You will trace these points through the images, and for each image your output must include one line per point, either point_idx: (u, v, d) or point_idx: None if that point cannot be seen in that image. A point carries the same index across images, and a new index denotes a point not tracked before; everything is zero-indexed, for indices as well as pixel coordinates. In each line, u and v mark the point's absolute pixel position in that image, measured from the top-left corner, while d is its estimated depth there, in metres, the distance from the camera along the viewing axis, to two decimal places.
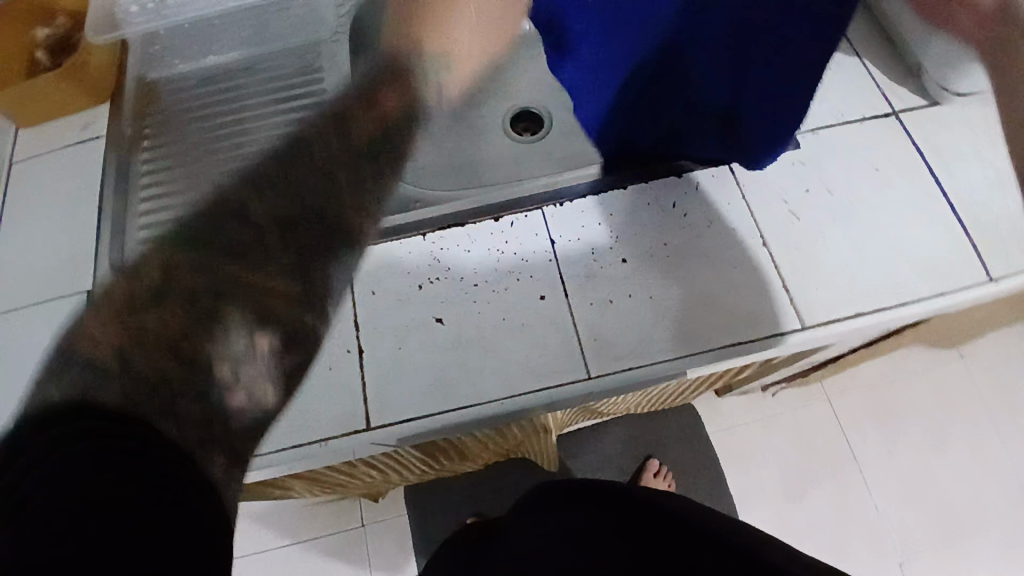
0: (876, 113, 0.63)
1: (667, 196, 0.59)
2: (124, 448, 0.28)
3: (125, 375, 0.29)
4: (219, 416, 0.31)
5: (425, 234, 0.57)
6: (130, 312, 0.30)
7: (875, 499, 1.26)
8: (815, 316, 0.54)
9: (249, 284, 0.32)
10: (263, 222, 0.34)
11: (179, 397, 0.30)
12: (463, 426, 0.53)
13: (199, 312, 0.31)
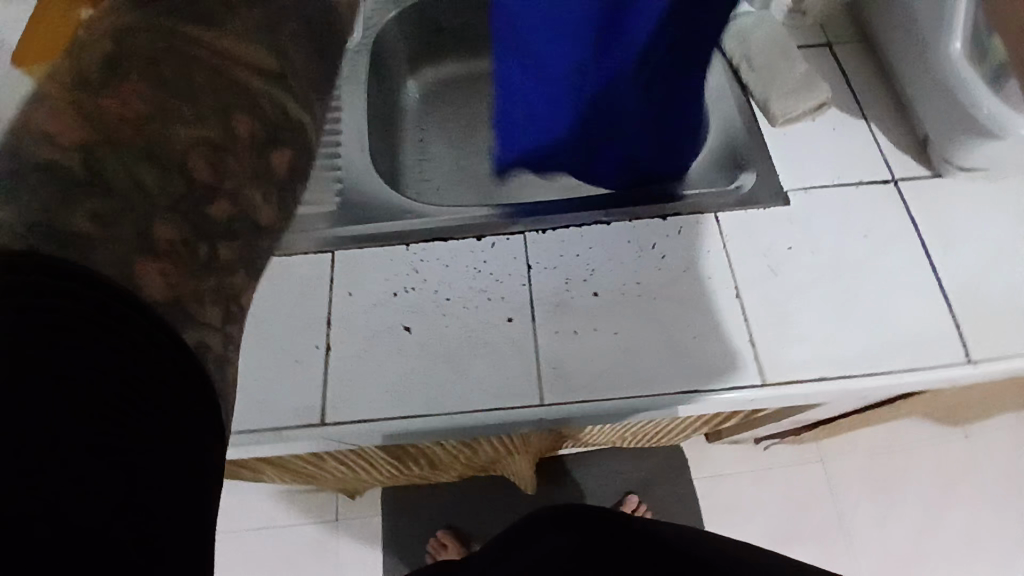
0: (876, 178, 0.62)
1: (648, 236, 0.59)
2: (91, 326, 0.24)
3: (102, 194, 0.27)
4: (207, 214, 0.30)
5: (408, 245, 0.59)
6: (103, 118, 0.28)
7: (858, 568, 1.23)
8: (778, 376, 0.54)
9: (226, 93, 0.31)
10: (191, 30, 0.32)
11: (157, 218, 0.28)
12: (414, 434, 0.54)
13: (180, 118, 0.30)
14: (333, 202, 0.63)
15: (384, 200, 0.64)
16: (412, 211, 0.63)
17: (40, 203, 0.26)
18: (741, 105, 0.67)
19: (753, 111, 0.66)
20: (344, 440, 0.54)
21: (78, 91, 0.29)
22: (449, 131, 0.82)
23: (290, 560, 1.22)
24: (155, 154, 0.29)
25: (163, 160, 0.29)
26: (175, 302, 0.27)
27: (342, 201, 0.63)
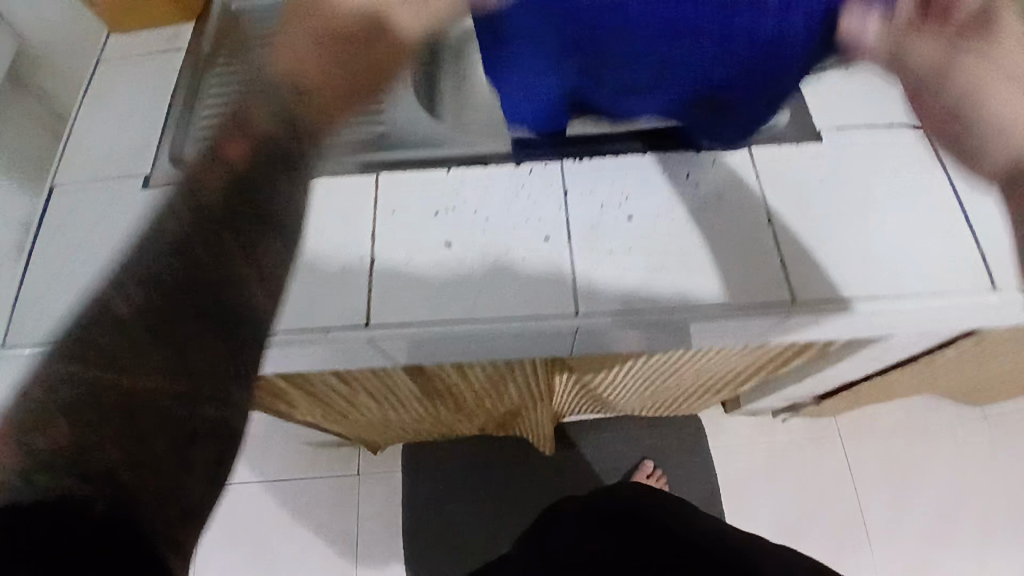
0: (905, 121, 0.63)
1: (682, 163, 0.61)
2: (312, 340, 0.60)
3: None
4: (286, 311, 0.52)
5: (450, 169, 0.61)
6: None
7: (873, 545, 1.23)
8: (807, 294, 0.56)
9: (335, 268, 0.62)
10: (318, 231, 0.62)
11: None
12: (453, 341, 0.57)
13: None
14: None
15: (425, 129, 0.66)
16: (453, 139, 0.64)
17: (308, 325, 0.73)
18: None
19: None
20: (387, 345, 0.57)
21: None
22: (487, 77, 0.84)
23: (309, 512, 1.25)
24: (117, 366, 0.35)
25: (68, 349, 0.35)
26: None
27: None
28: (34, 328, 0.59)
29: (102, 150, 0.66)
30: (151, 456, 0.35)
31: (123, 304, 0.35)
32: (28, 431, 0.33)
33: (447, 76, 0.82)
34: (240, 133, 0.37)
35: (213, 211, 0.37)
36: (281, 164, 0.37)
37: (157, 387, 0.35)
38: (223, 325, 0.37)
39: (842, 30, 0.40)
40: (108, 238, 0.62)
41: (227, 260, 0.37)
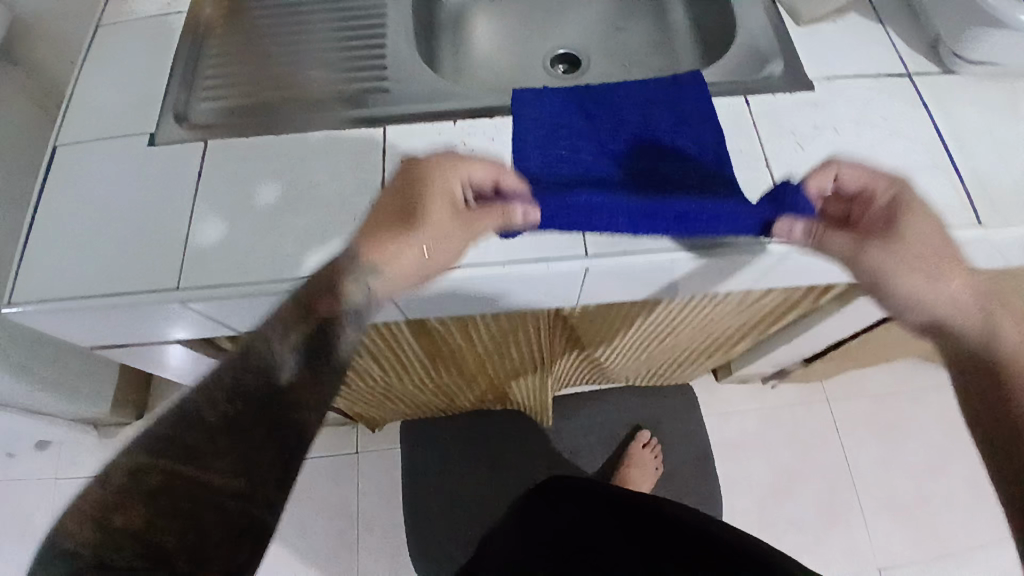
0: (891, 72, 0.66)
1: (680, 114, 0.64)
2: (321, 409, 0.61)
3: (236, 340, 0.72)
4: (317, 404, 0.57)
5: (456, 122, 0.64)
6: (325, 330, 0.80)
7: (862, 505, 1.26)
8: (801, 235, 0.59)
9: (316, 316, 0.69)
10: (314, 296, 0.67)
11: None
12: (466, 284, 0.59)
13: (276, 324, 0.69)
14: (387, 91, 0.68)
15: (429, 87, 0.68)
16: (455, 96, 0.67)
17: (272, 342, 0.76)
18: (767, 8, 0.71)
19: (778, 14, 0.70)
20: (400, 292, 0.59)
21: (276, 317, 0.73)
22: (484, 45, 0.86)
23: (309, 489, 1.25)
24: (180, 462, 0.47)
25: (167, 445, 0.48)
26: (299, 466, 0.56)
27: (392, 89, 0.68)
28: (41, 283, 0.59)
29: (104, 109, 0.66)
30: (212, 527, 0.47)
31: (209, 413, 0.49)
32: (118, 500, 0.46)
33: (445, 43, 0.83)
34: (330, 300, 0.54)
35: (291, 359, 0.53)
36: (350, 321, 0.55)
37: (226, 482, 0.48)
38: (277, 436, 0.50)
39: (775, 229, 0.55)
40: (113, 195, 0.62)
41: (292, 395, 0.52)
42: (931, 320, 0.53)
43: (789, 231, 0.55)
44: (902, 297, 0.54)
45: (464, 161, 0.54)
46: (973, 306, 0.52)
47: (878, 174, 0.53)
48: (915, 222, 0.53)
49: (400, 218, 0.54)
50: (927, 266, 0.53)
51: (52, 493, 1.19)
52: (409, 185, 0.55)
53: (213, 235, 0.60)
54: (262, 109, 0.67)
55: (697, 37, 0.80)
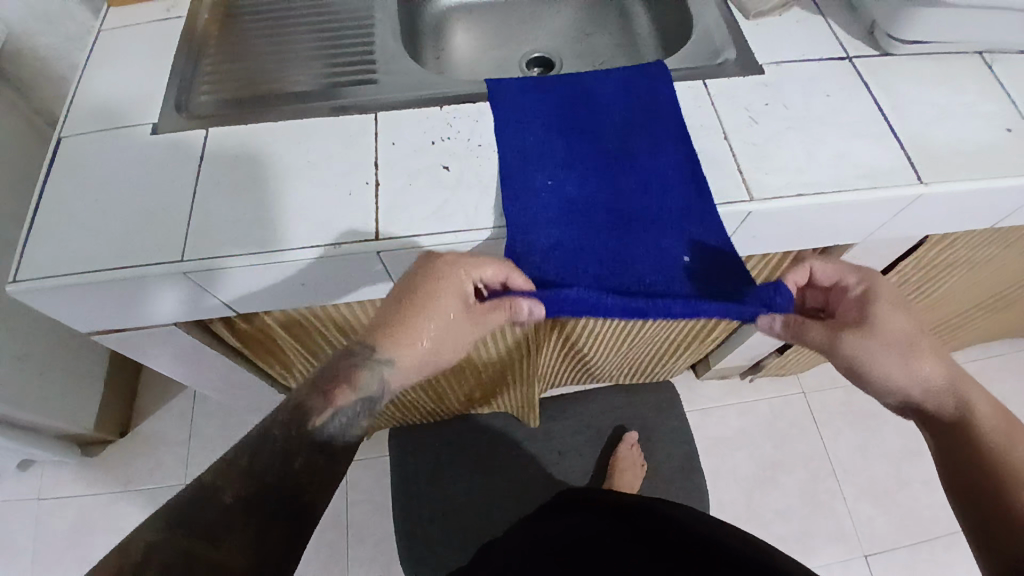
0: (833, 56, 0.73)
1: (646, 95, 0.70)
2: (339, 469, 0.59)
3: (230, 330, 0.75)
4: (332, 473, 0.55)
5: (442, 106, 0.69)
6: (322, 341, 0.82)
7: (845, 492, 1.30)
8: (772, 191, 0.63)
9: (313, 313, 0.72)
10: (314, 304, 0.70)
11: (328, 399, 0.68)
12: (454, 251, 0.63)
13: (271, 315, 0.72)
14: (376, 82, 0.74)
15: (414, 79, 0.74)
16: (439, 85, 0.73)
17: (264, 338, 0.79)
18: (720, 6, 0.79)
19: (730, 10, 0.78)
20: (390, 258, 0.63)
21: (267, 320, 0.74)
22: (464, 52, 0.93)
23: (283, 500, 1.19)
24: (192, 536, 0.47)
25: (180, 521, 0.48)
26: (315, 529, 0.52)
27: (381, 80, 0.74)
28: (42, 261, 0.61)
29: (107, 104, 0.70)
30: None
31: (225, 493, 0.49)
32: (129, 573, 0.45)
33: (428, 50, 0.90)
34: (346, 390, 0.55)
35: (308, 443, 0.53)
36: (362, 408, 0.56)
37: (238, 559, 0.47)
38: (287, 515, 0.50)
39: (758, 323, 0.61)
40: (116, 178, 0.65)
41: (309, 476, 0.52)
42: (908, 402, 0.59)
43: (770, 325, 0.61)
44: (880, 382, 0.58)
45: (473, 262, 0.57)
46: (943, 389, 0.56)
47: (848, 269, 0.60)
48: (885, 315, 0.57)
49: (410, 316, 0.56)
50: (901, 348, 0.57)
51: (32, 516, 1.17)
52: (416, 281, 0.57)
53: (213, 212, 0.63)
54: (257, 99, 0.71)
55: (659, 39, 0.88)
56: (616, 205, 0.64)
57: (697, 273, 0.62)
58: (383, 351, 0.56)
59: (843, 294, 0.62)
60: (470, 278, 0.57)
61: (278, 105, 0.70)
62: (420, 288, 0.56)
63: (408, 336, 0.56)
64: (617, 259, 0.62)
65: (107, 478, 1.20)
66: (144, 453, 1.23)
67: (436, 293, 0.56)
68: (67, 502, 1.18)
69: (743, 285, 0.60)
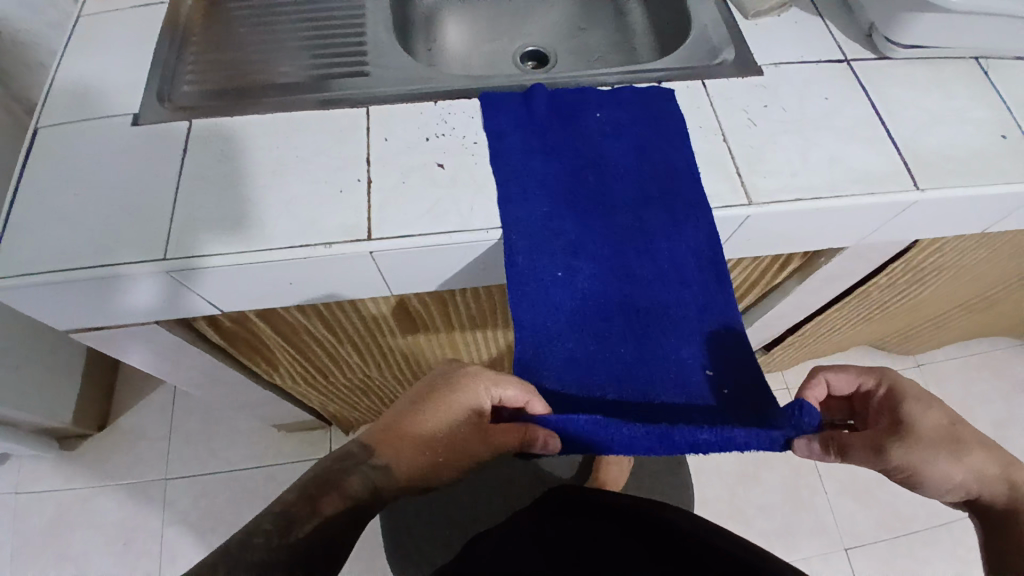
0: (831, 59, 0.72)
1: (643, 93, 0.69)
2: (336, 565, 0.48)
3: (223, 329, 0.73)
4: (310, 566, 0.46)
5: (436, 102, 0.67)
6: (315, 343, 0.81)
7: (826, 488, 1.31)
8: (774, 195, 0.63)
9: (310, 312, 0.71)
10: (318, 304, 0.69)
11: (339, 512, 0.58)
12: (448, 253, 0.61)
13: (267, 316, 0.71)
14: (367, 74, 0.72)
15: (408, 74, 0.72)
16: (433, 80, 0.71)
17: (257, 338, 0.77)
18: (718, 5, 0.78)
19: (728, 9, 0.77)
20: (382, 259, 0.61)
21: (264, 322, 0.73)
22: (457, 44, 0.91)
23: (266, 496, 1.17)
24: None
25: None
26: None
27: (373, 73, 0.72)
28: (20, 257, 0.58)
29: (87, 93, 0.67)
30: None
31: None
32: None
33: (420, 42, 0.88)
34: (335, 496, 0.52)
35: (293, 557, 0.46)
36: (352, 516, 0.51)
37: None
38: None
39: (793, 446, 0.52)
40: (95, 171, 0.63)
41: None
42: (964, 495, 0.58)
43: (806, 447, 0.52)
44: (937, 486, 0.57)
45: (496, 380, 0.56)
46: (995, 477, 0.57)
47: (865, 373, 0.59)
48: (923, 417, 0.56)
49: (422, 423, 0.57)
50: (948, 448, 0.56)
51: (8, 512, 1.14)
52: (435, 390, 0.58)
53: (199, 206, 0.61)
54: (244, 92, 0.69)
55: (655, 37, 0.87)
56: (632, 303, 0.62)
57: (717, 385, 0.57)
58: (385, 457, 0.56)
59: (866, 398, 0.61)
60: (486, 393, 0.56)
61: (265, 98, 0.68)
62: (437, 397, 0.57)
63: (416, 445, 0.57)
64: (636, 369, 0.59)
65: (85, 472, 1.18)
66: (124, 448, 1.20)
67: (451, 405, 0.57)
68: (44, 497, 1.15)
69: (771, 408, 0.54)
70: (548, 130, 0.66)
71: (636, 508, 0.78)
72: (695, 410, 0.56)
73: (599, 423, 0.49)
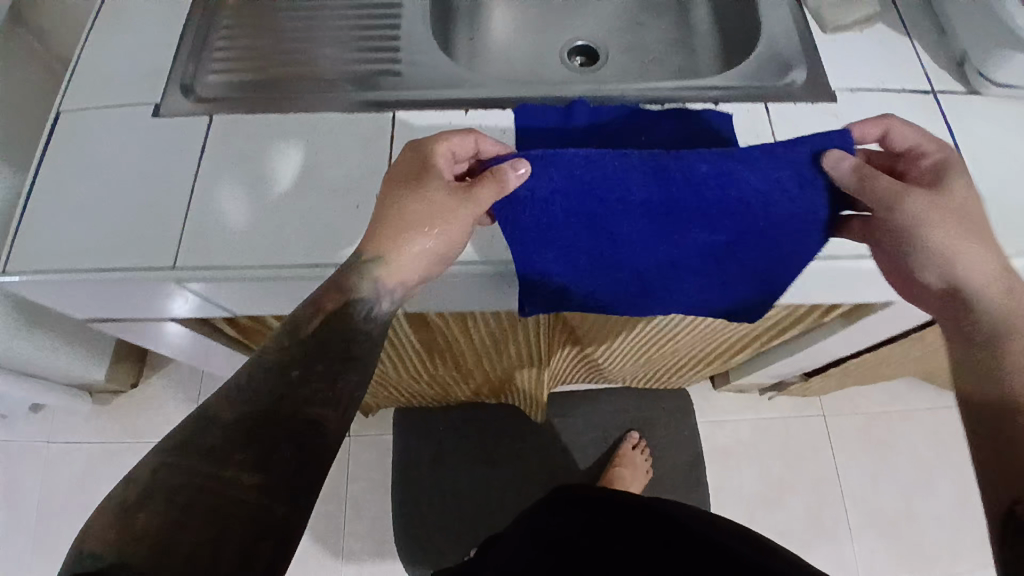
0: (914, 89, 0.64)
1: (694, 111, 0.62)
2: (348, 361, 0.52)
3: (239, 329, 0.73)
4: (320, 364, 0.50)
5: (467, 110, 0.62)
6: None
7: (850, 521, 1.25)
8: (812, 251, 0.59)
9: None
10: None
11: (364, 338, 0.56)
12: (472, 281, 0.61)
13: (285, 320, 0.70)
14: (400, 70, 0.67)
15: (442, 73, 0.67)
16: (468, 83, 0.66)
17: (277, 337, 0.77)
18: (791, 14, 0.70)
19: (803, 20, 0.69)
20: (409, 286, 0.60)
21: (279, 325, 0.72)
22: (501, 32, 0.85)
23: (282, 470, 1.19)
24: (202, 433, 0.45)
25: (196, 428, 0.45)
26: (302, 429, 0.47)
27: (405, 70, 0.67)
28: (34, 250, 0.58)
29: (112, 77, 0.65)
30: (228, 551, 0.41)
31: (224, 411, 0.46)
32: (119, 538, 0.40)
33: (461, 28, 0.82)
34: (338, 295, 0.53)
35: (301, 352, 0.50)
36: (349, 313, 0.53)
37: (241, 476, 0.43)
38: (298, 431, 0.46)
39: (825, 162, 0.53)
40: (112, 164, 0.61)
41: (303, 403, 0.48)
42: (953, 280, 0.53)
43: (839, 162, 0.52)
44: (934, 251, 0.52)
45: (439, 137, 0.56)
46: (996, 273, 0.52)
47: (930, 136, 0.55)
48: (960, 187, 0.53)
49: (392, 206, 0.54)
50: (967, 226, 0.52)
51: (42, 458, 1.20)
52: (391, 177, 0.56)
53: (212, 210, 0.58)
54: (270, 84, 0.66)
55: (719, 42, 0.79)
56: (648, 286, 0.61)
57: (744, 223, 0.55)
58: (370, 251, 0.54)
59: (913, 164, 0.56)
60: (442, 155, 0.55)
61: (290, 93, 0.64)
62: (394, 179, 0.56)
63: (394, 226, 0.54)
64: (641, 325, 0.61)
65: (115, 427, 1.22)
66: (151, 407, 1.24)
67: (409, 178, 0.55)
68: (75, 448, 1.20)
69: (786, 184, 0.53)
70: (586, 146, 0.59)
71: (635, 502, 0.72)
72: (725, 223, 0.56)
73: (588, 156, 0.52)
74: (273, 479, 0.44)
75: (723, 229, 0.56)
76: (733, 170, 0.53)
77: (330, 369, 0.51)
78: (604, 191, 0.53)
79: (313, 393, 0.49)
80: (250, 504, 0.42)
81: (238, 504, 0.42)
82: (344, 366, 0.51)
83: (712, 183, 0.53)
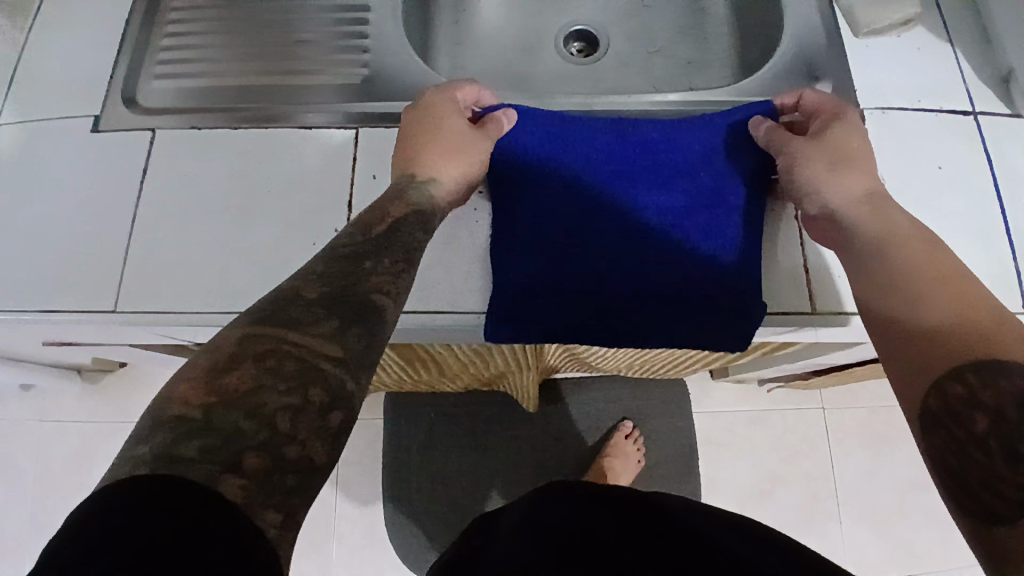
0: (953, 109, 0.57)
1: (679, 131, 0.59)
2: (410, 254, 0.50)
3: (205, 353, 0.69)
4: (387, 258, 0.49)
5: None
6: None
7: (843, 516, 1.24)
8: (822, 309, 0.56)
9: None
10: None
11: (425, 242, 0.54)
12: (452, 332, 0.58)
13: None
14: (363, 77, 0.63)
15: (410, 82, 0.62)
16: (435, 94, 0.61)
17: None
18: (817, 11, 0.61)
19: (832, 20, 0.61)
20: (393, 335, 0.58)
21: None
22: (491, 14, 0.76)
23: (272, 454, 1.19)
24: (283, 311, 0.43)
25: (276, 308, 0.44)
26: (370, 315, 0.45)
27: (368, 76, 0.63)
28: None
29: (60, 88, 0.61)
30: (307, 420, 0.39)
31: (306, 291, 0.45)
32: (208, 398, 0.38)
33: (445, 12, 0.74)
34: (398, 203, 0.53)
35: (367, 245, 0.49)
36: (418, 221, 0.52)
37: (323, 349, 0.42)
38: (363, 319, 0.44)
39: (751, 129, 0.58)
40: (64, 189, 0.58)
41: (366, 287, 0.46)
42: (826, 206, 0.53)
43: (760, 126, 0.57)
44: (802, 181, 0.54)
45: (448, 86, 0.60)
46: (858, 200, 0.52)
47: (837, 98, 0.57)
48: (848, 130, 0.54)
49: (426, 132, 0.56)
50: (833, 157, 0.53)
51: (35, 437, 1.20)
52: (411, 113, 0.58)
53: (161, 244, 0.56)
54: (220, 92, 0.62)
55: (731, 36, 0.71)
56: (632, 294, 0.55)
57: (698, 182, 0.57)
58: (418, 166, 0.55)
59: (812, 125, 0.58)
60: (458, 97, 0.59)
61: (242, 105, 0.61)
62: (415, 115, 0.58)
63: (434, 145, 0.56)
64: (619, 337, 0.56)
65: (105, 407, 1.22)
66: (140, 387, 1.23)
67: (437, 111, 0.58)
68: (67, 427, 1.20)
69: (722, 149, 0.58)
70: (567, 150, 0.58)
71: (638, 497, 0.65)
72: (678, 186, 0.57)
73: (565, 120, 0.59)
74: (343, 352, 0.43)
75: (681, 190, 0.57)
76: (672, 133, 0.58)
77: (395, 259, 0.49)
78: (571, 143, 0.58)
79: (378, 282, 0.47)
80: (320, 375, 0.41)
81: (312, 383, 0.41)
82: (406, 255, 0.50)
83: (659, 147, 0.58)
